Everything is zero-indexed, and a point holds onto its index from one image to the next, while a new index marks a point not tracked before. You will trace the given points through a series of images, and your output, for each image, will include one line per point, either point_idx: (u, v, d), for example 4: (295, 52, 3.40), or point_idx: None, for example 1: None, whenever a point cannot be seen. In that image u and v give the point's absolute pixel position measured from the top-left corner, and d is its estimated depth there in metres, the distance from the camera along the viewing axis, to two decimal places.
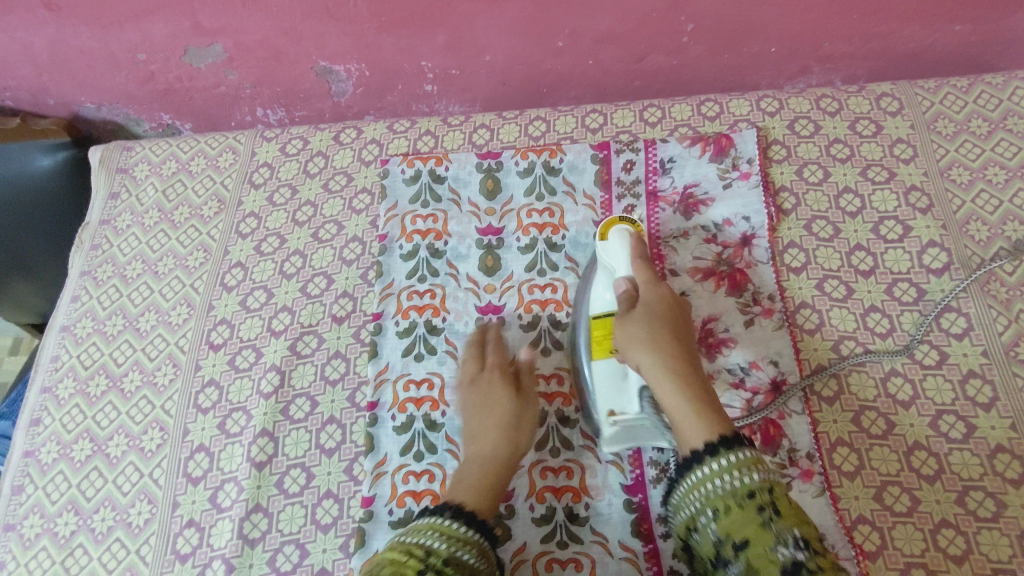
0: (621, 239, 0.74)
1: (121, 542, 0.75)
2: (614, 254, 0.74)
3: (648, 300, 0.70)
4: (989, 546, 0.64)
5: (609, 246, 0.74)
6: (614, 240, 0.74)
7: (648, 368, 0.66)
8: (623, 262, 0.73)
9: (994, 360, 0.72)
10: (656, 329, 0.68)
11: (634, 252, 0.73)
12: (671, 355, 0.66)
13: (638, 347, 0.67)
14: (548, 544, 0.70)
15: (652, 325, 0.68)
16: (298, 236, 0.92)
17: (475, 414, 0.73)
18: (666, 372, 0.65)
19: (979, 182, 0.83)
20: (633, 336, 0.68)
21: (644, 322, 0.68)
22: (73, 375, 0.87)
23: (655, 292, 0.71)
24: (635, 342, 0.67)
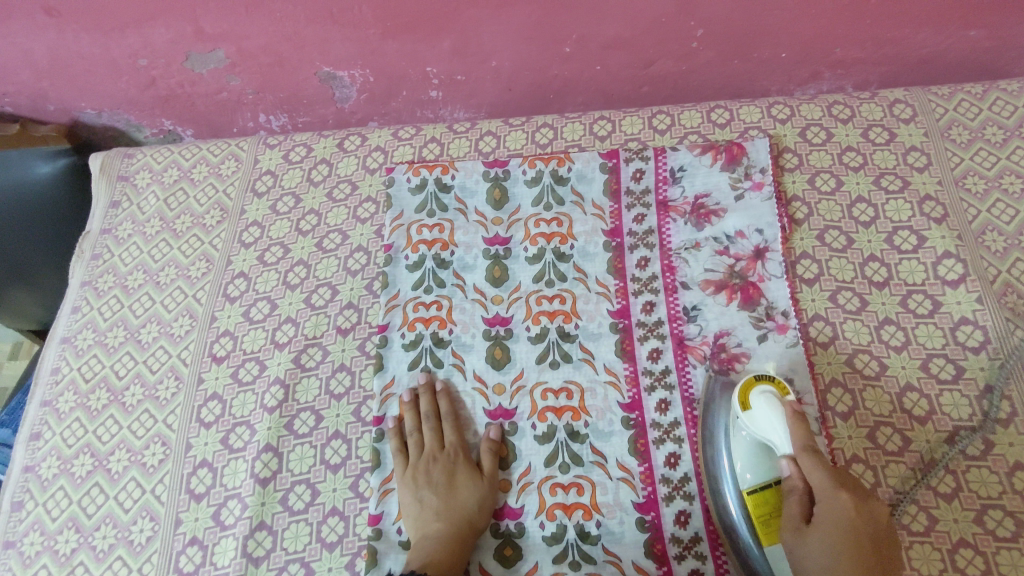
0: (767, 400, 0.66)
1: (123, 561, 0.74)
2: (764, 423, 0.66)
3: (826, 508, 0.59)
4: (1008, 566, 0.63)
5: (756, 415, 0.66)
6: (758, 404, 0.66)
7: (815, 567, 0.58)
8: (778, 429, 0.65)
9: (1012, 374, 0.71)
10: (840, 553, 0.57)
11: (790, 423, 0.64)
12: (851, 562, 0.56)
13: (814, 569, 0.58)
14: (560, 563, 0.68)
15: (830, 534, 0.58)
16: (302, 246, 0.90)
17: (423, 482, 0.72)
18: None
19: (994, 190, 0.82)
20: (809, 560, 0.58)
21: (820, 539, 0.58)
22: (73, 387, 0.86)
23: (835, 496, 0.59)
24: (811, 561, 0.58)
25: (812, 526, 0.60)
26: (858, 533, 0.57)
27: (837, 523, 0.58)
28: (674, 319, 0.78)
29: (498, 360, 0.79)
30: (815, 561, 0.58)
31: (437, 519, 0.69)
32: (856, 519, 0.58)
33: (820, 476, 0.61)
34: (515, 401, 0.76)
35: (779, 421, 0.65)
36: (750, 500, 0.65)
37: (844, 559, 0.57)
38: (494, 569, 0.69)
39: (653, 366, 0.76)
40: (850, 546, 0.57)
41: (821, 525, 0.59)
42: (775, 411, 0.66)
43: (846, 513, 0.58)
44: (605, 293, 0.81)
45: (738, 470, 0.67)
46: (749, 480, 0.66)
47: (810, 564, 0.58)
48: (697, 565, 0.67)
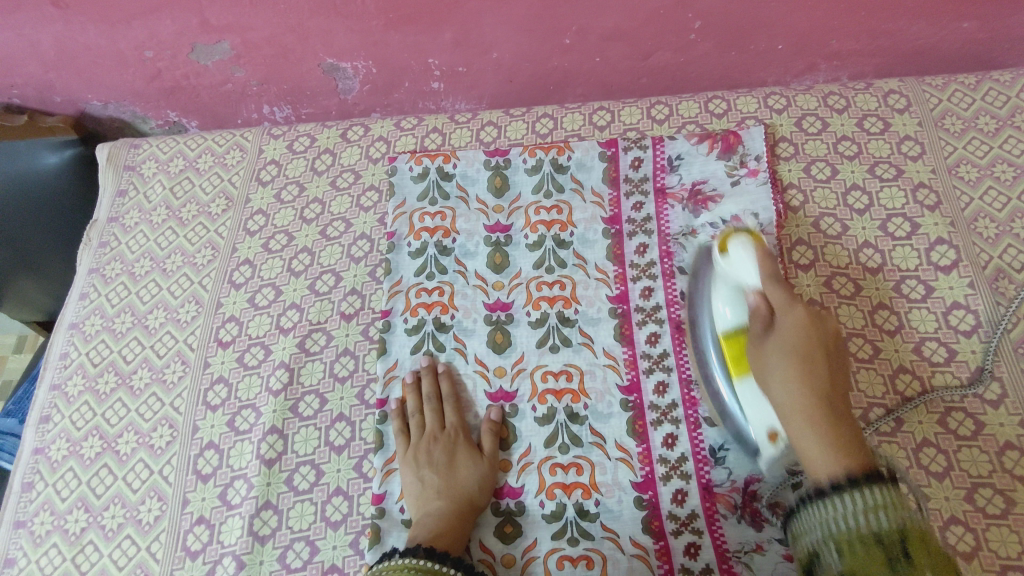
0: (743, 245, 0.67)
1: (131, 539, 0.76)
2: (739, 267, 0.67)
3: (788, 321, 0.62)
4: (998, 542, 0.64)
5: (732, 261, 0.68)
6: (735, 250, 0.68)
7: (780, 404, 0.60)
8: (750, 273, 0.66)
9: (1002, 357, 0.73)
10: (795, 365, 0.59)
11: (759, 258, 0.66)
12: (812, 390, 0.58)
13: (775, 381, 0.60)
14: (559, 540, 0.70)
15: (789, 359, 0.60)
16: (306, 234, 0.92)
17: (424, 461, 0.74)
18: (795, 406, 0.58)
19: (987, 178, 0.83)
20: (773, 374, 0.61)
21: (784, 354, 0.60)
22: (81, 372, 0.88)
23: (791, 310, 0.63)
24: (774, 380, 0.60)
25: (772, 336, 0.62)
26: (811, 339, 0.61)
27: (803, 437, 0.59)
28: (671, 304, 0.80)
29: (499, 344, 0.80)
30: (778, 383, 0.60)
31: (438, 497, 0.71)
32: (809, 336, 0.61)
33: (780, 297, 0.64)
34: (516, 384, 0.78)
35: None
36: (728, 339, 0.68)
37: None
38: (495, 548, 0.71)
39: (651, 350, 0.78)
40: (810, 365, 0.59)
41: (776, 345, 0.61)
42: None
43: (801, 321, 0.62)
44: (604, 279, 0.82)
45: (720, 309, 0.70)
46: (728, 316, 0.69)
47: (775, 394, 0.60)
48: (694, 541, 0.68)
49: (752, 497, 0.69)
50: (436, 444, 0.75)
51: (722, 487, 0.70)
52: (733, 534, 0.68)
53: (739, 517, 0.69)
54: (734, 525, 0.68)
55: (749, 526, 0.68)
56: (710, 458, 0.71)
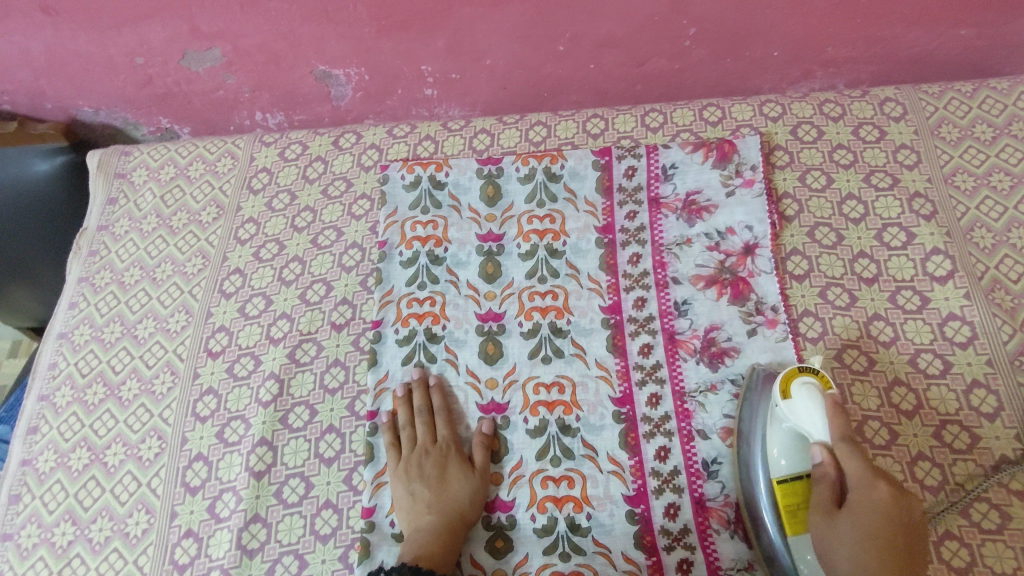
0: (807, 391, 0.65)
1: (118, 553, 0.75)
2: (804, 415, 0.64)
3: (861, 498, 0.59)
4: (993, 558, 0.64)
5: (794, 406, 0.65)
6: (798, 395, 0.65)
7: (855, 522, 0.58)
8: (816, 425, 0.64)
9: (999, 370, 0.72)
10: (869, 558, 0.57)
11: (829, 412, 0.63)
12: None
13: (835, 544, 0.59)
14: (550, 556, 0.69)
15: (859, 532, 0.58)
16: (297, 242, 0.91)
17: (414, 475, 0.73)
18: (867, 526, 0.58)
19: (983, 188, 0.82)
20: (840, 540, 0.59)
21: (852, 528, 0.58)
22: (70, 382, 0.87)
23: (870, 487, 0.59)
24: (841, 551, 0.58)
25: (843, 514, 0.60)
26: (892, 522, 0.57)
27: (872, 510, 0.58)
28: (664, 315, 0.79)
29: (490, 355, 0.80)
30: (847, 530, 0.58)
31: (428, 513, 0.70)
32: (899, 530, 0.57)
33: (857, 467, 0.60)
34: (507, 396, 0.77)
35: (818, 417, 0.64)
36: (786, 485, 0.65)
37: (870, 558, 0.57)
38: (486, 563, 0.70)
39: (644, 361, 0.77)
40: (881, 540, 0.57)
41: (841, 534, 0.59)
42: (816, 407, 0.64)
43: (881, 500, 0.58)
44: (598, 289, 0.82)
45: (770, 453, 0.66)
46: (783, 469, 0.65)
47: (840, 555, 0.58)
48: (687, 557, 0.68)
49: (745, 512, 0.69)
50: (426, 457, 0.74)
51: (714, 501, 0.69)
52: (726, 550, 0.67)
53: (731, 533, 0.68)
54: (727, 541, 0.68)
55: (741, 542, 0.68)
56: (703, 472, 0.71)
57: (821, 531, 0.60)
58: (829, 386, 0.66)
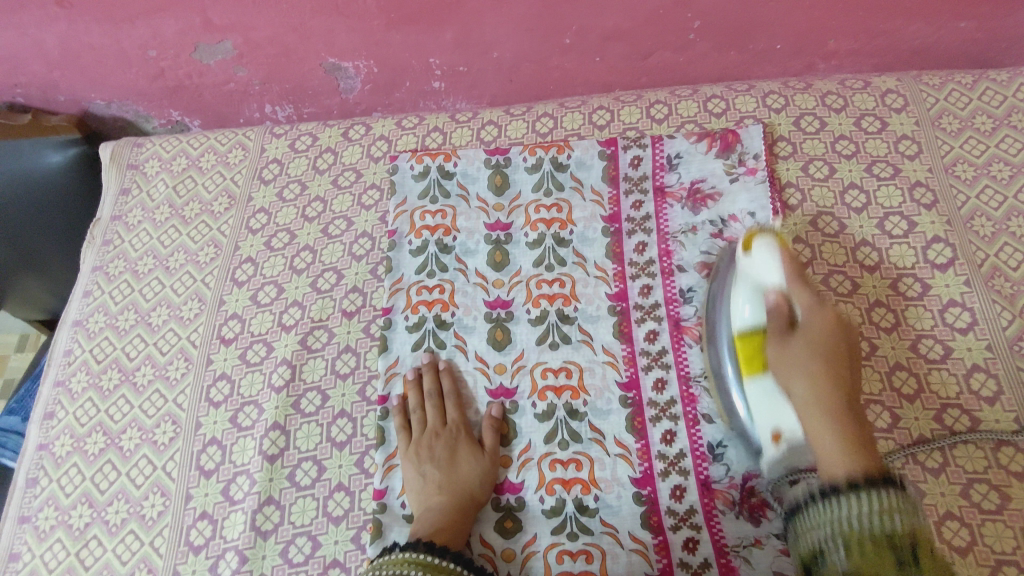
0: (768, 246, 0.67)
1: (134, 534, 0.76)
2: (761, 267, 0.67)
3: (809, 320, 0.64)
4: (993, 537, 0.65)
5: (754, 259, 0.67)
6: (759, 249, 0.67)
7: (802, 398, 0.61)
8: (772, 275, 0.66)
9: (998, 355, 0.73)
10: (819, 387, 0.60)
11: (785, 267, 0.65)
12: (839, 415, 0.59)
13: (798, 374, 0.61)
14: (559, 535, 0.71)
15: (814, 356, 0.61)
16: (308, 232, 0.93)
17: (425, 457, 0.74)
18: (819, 401, 0.60)
19: (983, 177, 0.84)
20: (796, 370, 0.61)
21: (802, 348, 0.62)
22: (85, 369, 0.88)
23: (821, 314, 0.64)
24: (796, 379, 0.61)
25: (795, 336, 0.63)
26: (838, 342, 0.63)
27: (820, 330, 0.63)
28: (670, 302, 0.80)
29: (499, 341, 0.81)
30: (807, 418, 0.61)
31: (439, 492, 0.71)
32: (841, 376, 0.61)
33: (808, 298, 0.64)
34: (516, 381, 0.79)
35: (777, 266, 0.65)
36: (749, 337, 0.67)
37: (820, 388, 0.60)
38: (496, 543, 0.71)
39: (650, 347, 0.78)
40: (827, 361, 0.61)
41: (794, 355, 0.62)
42: (773, 256, 0.66)
43: (827, 323, 0.63)
44: (604, 276, 0.83)
45: (737, 308, 0.69)
46: (748, 316, 0.68)
47: (797, 393, 0.61)
48: (693, 536, 0.69)
49: (750, 493, 0.70)
50: (438, 440, 0.75)
51: (720, 483, 0.71)
52: (731, 530, 0.69)
53: (736, 513, 0.69)
54: (732, 521, 0.69)
55: (747, 522, 0.69)
56: (709, 455, 0.72)
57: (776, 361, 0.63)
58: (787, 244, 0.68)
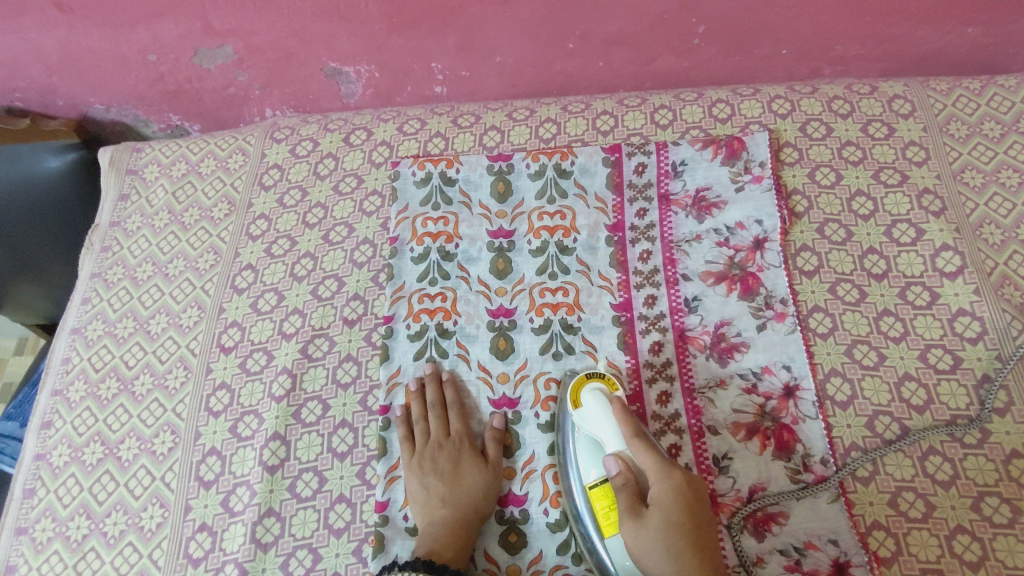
0: (598, 401, 0.69)
1: (133, 546, 0.75)
2: (596, 421, 0.68)
3: (661, 491, 0.62)
4: (1005, 551, 0.64)
5: (589, 412, 0.69)
6: (590, 404, 0.69)
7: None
8: (612, 435, 0.67)
9: (1009, 365, 0.72)
10: (674, 541, 0.59)
11: (615, 411, 0.67)
12: (691, 559, 0.58)
13: (650, 550, 0.59)
14: (564, 552, 0.69)
15: (665, 519, 0.60)
16: (308, 239, 0.91)
17: (429, 470, 0.74)
18: (670, 520, 0.60)
19: (992, 184, 0.83)
20: (648, 551, 0.60)
21: (659, 529, 0.60)
22: (83, 377, 0.87)
23: (666, 479, 0.62)
24: (651, 556, 0.59)
25: (647, 510, 0.61)
26: (688, 513, 0.61)
27: (672, 500, 0.61)
28: (675, 312, 0.80)
29: (502, 350, 0.80)
30: (656, 563, 0.59)
31: (443, 505, 0.71)
32: (682, 500, 0.61)
33: (651, 462, 0.63)
34: (519, 391, 0.78)
35: (609, 422, 0.67)
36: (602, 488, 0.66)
37: (680, 549, 0.59)
38: (502, 560, 0.70)
39: (655, 358, 0.78)
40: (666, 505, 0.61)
41: (643, 545, 0.60)
42: (607, 415, 0.68)
43: (676, 486, 0.61)
44: (608, 285, 0.82)
45: (584, 468, 0.68)
46: (595, 474, 0.67)
47: (654, 568, 0.59)
48: None
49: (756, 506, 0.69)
50: (440, 452, 0.75)
51: (726, 497, 0.69)
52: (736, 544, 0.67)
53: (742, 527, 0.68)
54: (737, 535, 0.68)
55: (752, 536, 0.68)
56: (714, 468, 0.71)
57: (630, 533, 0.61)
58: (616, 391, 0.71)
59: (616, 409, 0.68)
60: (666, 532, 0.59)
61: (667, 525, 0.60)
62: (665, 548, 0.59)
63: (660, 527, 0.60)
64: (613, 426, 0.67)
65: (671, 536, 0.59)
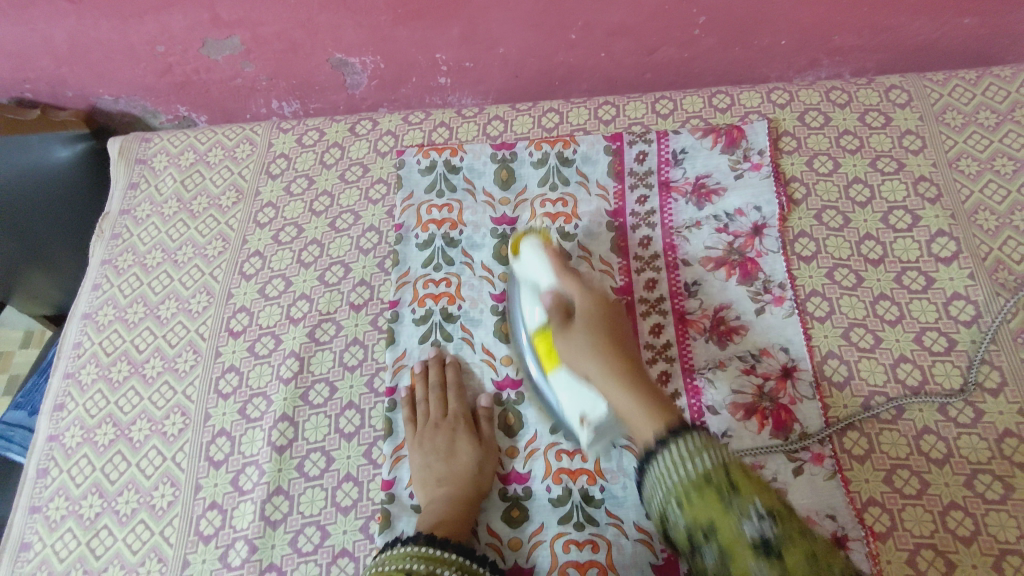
0: (535, 246, 0.76)
1: (145, 524, 0.77)
2: (534, 266, 0.75)
3: (585, 307, 0.70)
4: (997, 526, 0.66)
5: (531, 317, 0.74)
6: (528, 252, 0.76)
7: (597, 374, 0.65)
8: (544, 270, 0.74)
9: (1002, 347, 0.74)
10: (601, 344, 0.67)
11: (550, 258, 0.74)
12: (621, 366, 0.65)
13: (584, 356, 0.66)
14: (565, 525, 0.71)
15: (592, 333, 0.67)
16: (315, 226, 0.93)
17: (428, 448, 0.75)
18: (592, 320, 0.69)
19: (987, 172, 0.84)
20: (580, 352, 0.67)
21: (586, 333, 0.68)
22: (95, 361, 0.89)
23: (589, 293, 0.71)
24: (582, 358, 0.67)
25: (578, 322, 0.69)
26: (611, 326, 0.69)
27: (594, 313, 0.69)
28: (675, 296, 0.81)
29: (505, 333, 0.82)
30: (593, 363, 0.66)
31: (443, 483, 0.72)
32: (619, 360, 0.66)
33: (576, 287, 0.72)
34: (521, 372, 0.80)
35: (545, 262, 0.74)
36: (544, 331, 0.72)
37: (606, 351, 0.66)
38: (506, 535, 0.72)
39: (655, 340, 0.79)
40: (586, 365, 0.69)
41: (585, 391, 0.67)
42: (540, 254, 0.75)
43: (597, 303, 0.71)
44: (609, 270, 0.83)
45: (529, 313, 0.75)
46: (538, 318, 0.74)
47: (591, 370, 0.66)
48: None
49: None
50: (438, 430, 0.76)
51: None
52: None
53: None
54: None
55: None
56: None
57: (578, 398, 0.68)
58: (552, 243, 0.78)
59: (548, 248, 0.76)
60: (595, 339, 0.67)
61: (595, 328, 0.68)
62: (593, 344, 0.67)
63: (591, 331, 0.68)
64: (545, 262, 0.74)
65: (596, 339, 0.67)
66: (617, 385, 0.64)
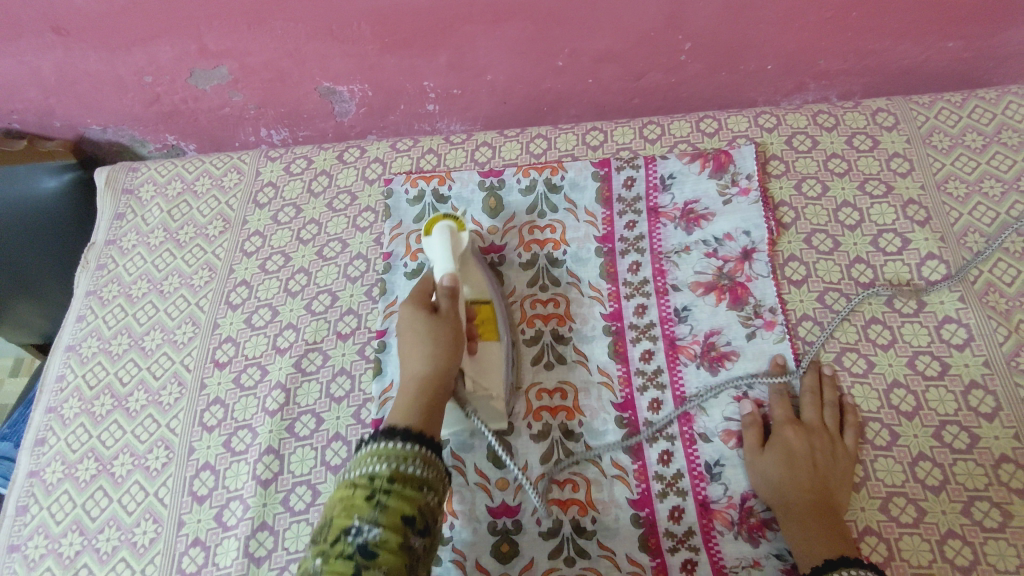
0: (443, 233, 0.77)
1: (126, 562, 0.75)
2: (434, 254, 0.77)
3: (809, 437, 0.70)
4: (996, 556, 0.64)
5: (434, 241, 0.78)
6: (434, 236, 0.78)
7: (792, 533, 0.66)
8: (443, 255, 0.76)
9: (995, 370, 0.73)
10: (803, 518, 0.65)
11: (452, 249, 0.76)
12: (815, 524, 0.65)
13: (783, 511, 0.67)
14: (556, 560, 0.70)
15: (783, 467, 0.68)
16: (302, 254, 0.93)
17: (411, 341, 0.69)
18: (789, 455, 0.69)
19: (975, 194, 0.84)
20: (785, 501, 0.67)
21: (780, 461, 0.69)
22: (78, 394, 0.88)
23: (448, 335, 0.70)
24: (778, 502, 0.68)
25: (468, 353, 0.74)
26: (810, 449, 0.69)
27: (795, 450, 0.69)
28: (665, 322, 0.80)
29: None
30: (785, 522, 0.67)
31: (427, 353, 0.67)
32: (820, 460, 0.69)
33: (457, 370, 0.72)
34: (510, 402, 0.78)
35: (443, 249, 0.76)
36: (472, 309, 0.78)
37: (811, 522, 0.65)
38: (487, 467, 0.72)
39: (646, 366, 0.78)
40: (780, 484, 0.68)
41: (492, 365, 0.75)
42: (445, 239, 0.77)
43: (787, 441, 0.70)
44: (598, 297, 0.83)
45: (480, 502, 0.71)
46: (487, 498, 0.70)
47: (774, 501, 0.68)
48: (691, 558, 0.68)
49: (749, 513, 0.70)
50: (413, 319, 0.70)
51: (719, 503, 0.70)
52: (731, 550, 0.68)
53: (736, 534, 0.69)
54: (731, 541, 0.69)
55: (746, 542, 0.68)
56: (706, 475, 0.72)
57: (473, 371, 0.74)
58: (463, 229, 0.80)
59: (456, 238, 0.79)
60: (776, 474, 0.68)
61: (779, 457, 0.69)
62: (787, 467, 0.68)
63: (778, 454, 0.69)
64: (446, 248, 0.76)
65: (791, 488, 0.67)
66: (810, 553, 0.63)
